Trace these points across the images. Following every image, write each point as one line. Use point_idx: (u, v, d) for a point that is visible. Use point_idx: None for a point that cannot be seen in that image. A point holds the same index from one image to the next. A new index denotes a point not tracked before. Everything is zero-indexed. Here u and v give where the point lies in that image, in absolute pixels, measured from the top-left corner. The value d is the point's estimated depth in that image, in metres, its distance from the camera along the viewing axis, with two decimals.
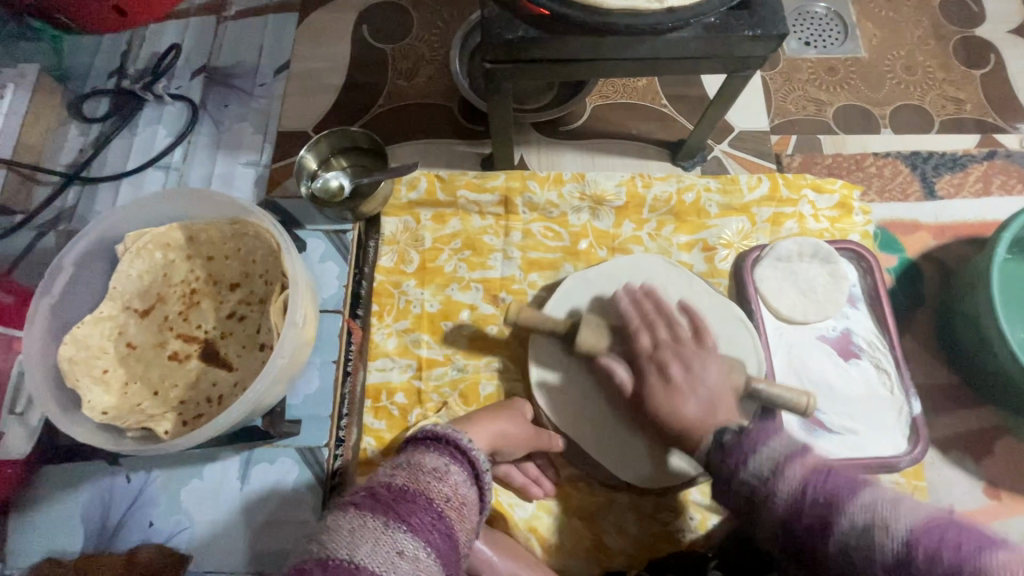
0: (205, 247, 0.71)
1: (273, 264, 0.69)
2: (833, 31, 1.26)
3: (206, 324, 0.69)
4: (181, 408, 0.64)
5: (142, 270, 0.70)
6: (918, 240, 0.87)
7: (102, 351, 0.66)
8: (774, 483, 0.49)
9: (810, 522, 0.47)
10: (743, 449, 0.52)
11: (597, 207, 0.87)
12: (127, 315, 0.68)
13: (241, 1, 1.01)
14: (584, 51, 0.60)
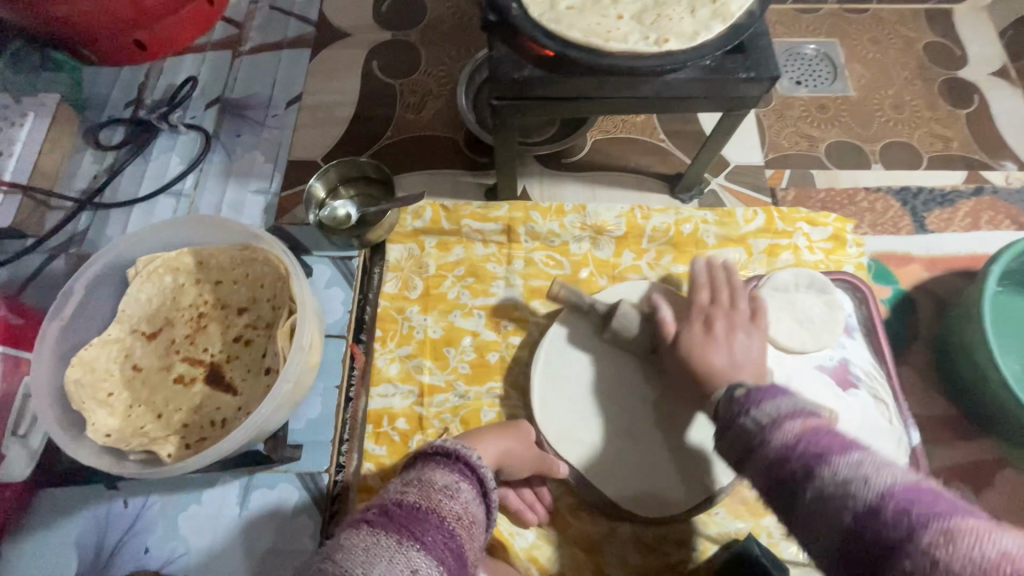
0: (214, 271, 0.72)
1: (281, 289, 0.70)
2: (823, 71, 1.31)
3: (212, 347, 0.69)
4: (185, 431, 0.65)
5: (151, 294, 0.71)
6: (911, 272, 0.89)
7: (107, 374, 0.67)
8: (772, 431, 0.50)
9: (797, 467, 0.46)
10: (746, 405, 0.54)
11: (598, 237, 0.89)
12: (135, 337, 0.69)
13: (256, 37, 1.06)
14: (586, 90, 0.63)
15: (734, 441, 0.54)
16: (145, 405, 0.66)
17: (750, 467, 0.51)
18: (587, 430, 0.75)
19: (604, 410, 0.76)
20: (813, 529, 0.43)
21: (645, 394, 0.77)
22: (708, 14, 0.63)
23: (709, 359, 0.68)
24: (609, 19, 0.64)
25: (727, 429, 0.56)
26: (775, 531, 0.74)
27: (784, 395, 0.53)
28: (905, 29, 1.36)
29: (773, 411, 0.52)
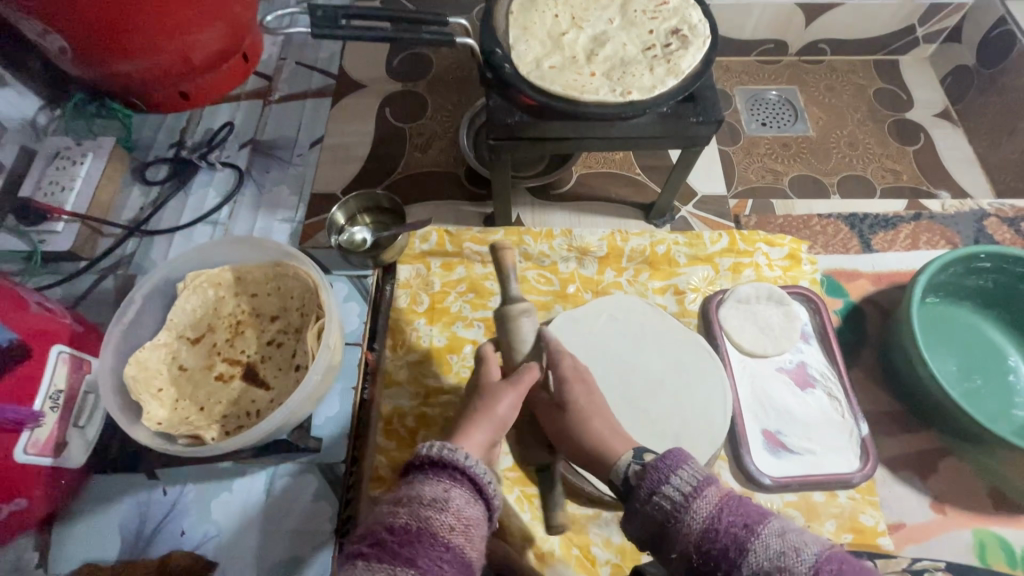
0: (250, 285, 0.84)
1: (308, 299, 0.82)
2: (785, 114, 1.47)
3: (248, 349, 0.80)
4: (224, 420, 0.75)
5: (196, 304, 0.82)
6: (859, 286, 1.02)
7: (158, 372, 0.77)
8: (692, 501, 0.53)
9: (726, 542, 0.50)
10: (656, 479, 0.56)
11: (583, 257, 1.02)
12: (181, 341, 0.80)
13: (284, 89, 1.21)
14: (565, 132, 0.77)
15: (645, 519, 0.56)
16: (189, 399, 0.76)
17: (667, 543, 0.54)
18: None
19: None
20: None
21: (625, 393, 0.88)
22: (666, 70, 0.77)
23: (589, 425, 0.71)
24: (584, 76, 0.78)
25: (640, 499, 0.57)
26: None
27: (688, 462, 0.56)
28: (856, 77, 1.53)
29: (691, 479, 0.55)
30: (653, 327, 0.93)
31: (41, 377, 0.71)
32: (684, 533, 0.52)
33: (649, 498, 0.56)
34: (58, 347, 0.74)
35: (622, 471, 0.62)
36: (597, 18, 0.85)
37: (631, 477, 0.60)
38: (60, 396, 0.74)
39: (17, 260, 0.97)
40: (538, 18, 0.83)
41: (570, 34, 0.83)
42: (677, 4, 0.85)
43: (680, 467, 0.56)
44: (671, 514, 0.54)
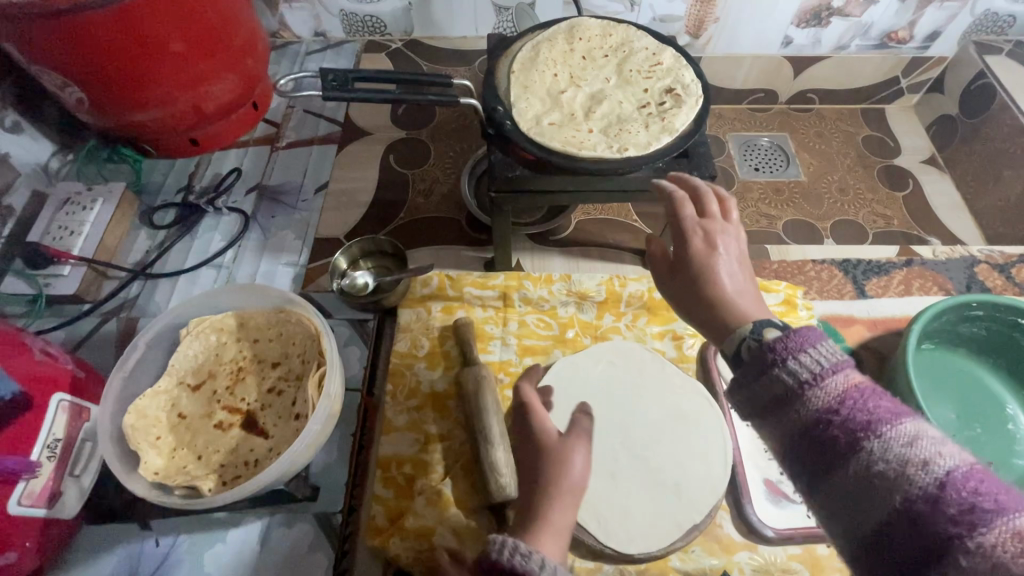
0: (253, 331, 0.85)
1: (310, 346, 0.82)
2: (777, 159, 1.51)
3: (248, 397, 0.80)
4: (221, 470, 0.74)
5: (197, 350, 0.83)
6: (855, 332, 1.03)
7: (156, 420, 0.77)
8: (811, 387, 0.46)
9: (837, 432, 0.45)
10: (782, 352, 0.49)
11: (582, 302, 1.03)
12: (182, 388, 0.81)
13: (291, 135, 1.25)
14: (565, 186, 0.80)
15: (751, 395, 0.50)
16: (187, 447, 0.76)
17: (774, 421, 0.49)
18: None
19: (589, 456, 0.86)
20: (842, 499, 0.45)
21: (625, 440, 0.87)
22: (661, 126, 0.81)
23: (714, 277, 0.61)
24: (582, 132, 0.82)
25: (753, 373, 0.50)
26: (746, 566, 0.81)
27: (816, 345, 0.48)
28: (845, 124, 1.58)
29: (816, 363, 0.47)
30: (652, 372, 0.94)
31: (41, 425, 0.71)
32: (793, 417, 0.47)
33: (762, 376, 0.49)
34: (59, 395, 0.74)
35: (735, 341, 0.55)
36: (594, 76, 0.89)
37: (745, 349, 0.52)
38: (57, 445, 0.73)
39: (22, 303, 0.98)
40: (538, 76, 0.87)
41: (567, 92, 0.87)
42: (670, 64, 0.89)
43: (810, 347, 0.48)
44: (784, 395, 0.48)
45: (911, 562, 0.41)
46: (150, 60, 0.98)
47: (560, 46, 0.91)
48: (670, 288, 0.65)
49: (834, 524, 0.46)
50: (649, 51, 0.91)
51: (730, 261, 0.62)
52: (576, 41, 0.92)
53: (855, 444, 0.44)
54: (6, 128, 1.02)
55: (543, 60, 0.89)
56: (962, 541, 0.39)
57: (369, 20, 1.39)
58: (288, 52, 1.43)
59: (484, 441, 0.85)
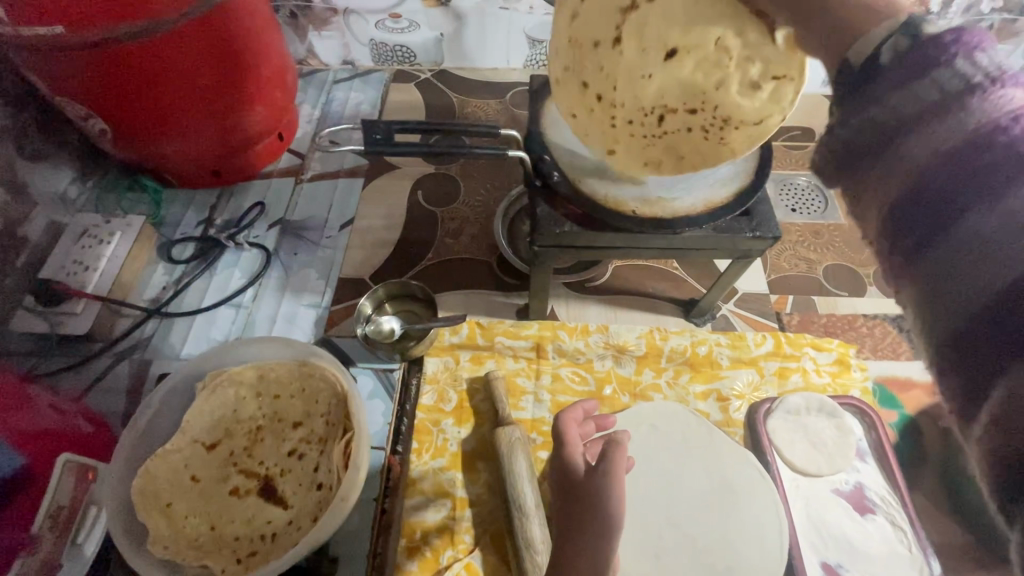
0: (274, 385, 0.79)
1: (335, 406, 0.77)
2: (815, 202, 1.44)
3: (268, 460, 0.75)
4: (236, 545, 0.68)
5: (214, 406, 0.77)
6: (914, 398, 0.96)
7: (168, 484, 0.71)
8: (984, 87, 0.32)
9: (995, 141, 0.31)
10: (964, 41, 0.34)
11: (620, 355, 0.97)
12: (195, 447, 0.74)
13: (316, 167, 1.21)
14: (615, 242, 0.74)
15: (884, 112, 0.35)
16: (199, 515, 0.70)
17: (908, 146, 0.34)
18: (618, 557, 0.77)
19: (631, 534, 0.79)
20: (949, 262, 0.32)
21: (670, 515, 0.81)
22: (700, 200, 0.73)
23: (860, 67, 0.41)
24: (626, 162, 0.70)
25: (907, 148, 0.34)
26: None
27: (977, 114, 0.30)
28: None
29: (995, 64, 0.33)
30: (698, 440, 0.87)
31: (43, 495, 0.66)
32: (926, 139, 0.33)
33: (916, 80, 0.34)
34: (64, 456, 0.69)
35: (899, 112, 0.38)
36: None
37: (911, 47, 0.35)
38: (60, 513, 0.67)
39: (33, 342, 0.94)
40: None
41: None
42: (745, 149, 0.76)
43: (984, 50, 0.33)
44: (923, 142, 0.33)
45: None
46: (180, 92, 0.95)
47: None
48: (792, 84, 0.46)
49: (923, 312, 0.34)
50: None
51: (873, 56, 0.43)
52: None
53: (1003, 180, 0.30)
54: (25, 157, 0.99)
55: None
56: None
57: (398, 49, 1.36)
58: (314, 79, 1.40)
59: (518, 512, 0.78)
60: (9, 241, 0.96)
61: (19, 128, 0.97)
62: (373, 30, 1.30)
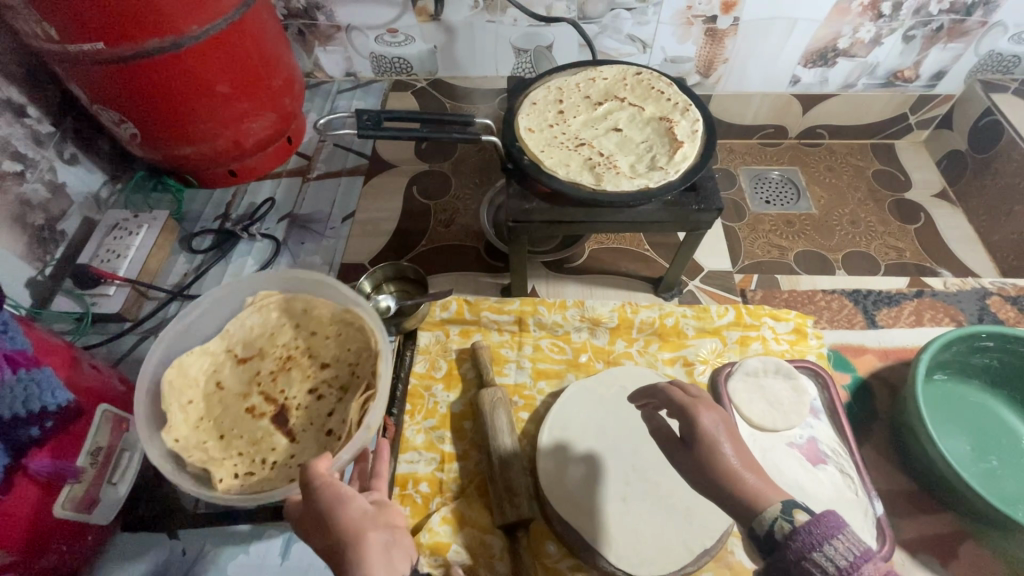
0: (312, 324, 0.89)
1: (364, 361, 0.86)
2: (788, 193, 1.53)
3: (289, 391, 0.84)
4: (238, 460, 0.78)
5: (256, 323, 0.89)
6: (867, 361, 1.05)
7: (195, 382, 0.83)
8: None
9: None
10: (808, 542, 0.52)
11: (595, 327, 1.06)
12: (230, 356, 0.87)
13: (322, 167, 1.33)
14: (578, 216, 0.84)
15: None
16: (218, 420, 0.81)
17: None
18: (587, 496, 0.87)
19: (603, 478, 0.88)
20: None
21: (635, 464, 0.90)
22: (646, 182, 0.82)
23: (720, 453, 0.61)
24: (574, 156, 0.88)
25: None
26: None
27: (844, 532, 0.51)
28: (855, 159, 1.61)
29: (846, 552, 0.50)
30: None
31: (85, 435, 0.75)
32: None
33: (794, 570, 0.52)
34: (103, 405, 0.79)
35: (767, 524, 0.54)
36: (622, 107, 0.96)
37: (776, 532, 0.54)
38: (99, 453, 0.78)
39: (68, 320, 1.06)
40: (571, 92, 0.97)
41: (589, 115, 0.95)
42: (678, 103, 0.94)
43: (836, 536, 0.51)
44: None
45: None
46: (199, 100, 1.07)
47: (613, 74, 1.00)
48: (684, 465, 0.64)
49: None
50: (667, 90, 0.96)
51: (722, 432, 0.63)
52: (631, 77, 0.99)
53: None
54: (64, 160, 1.12)
55: (585, 83, 0.99)
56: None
57: (397, 61, 1.49)
58: (320, 91, 1.53)
59: (498, 460, 0.88)
60: (49, 234, 1.09)
61: (59, 135, 1.11)
62: (372, 44, 1.44)
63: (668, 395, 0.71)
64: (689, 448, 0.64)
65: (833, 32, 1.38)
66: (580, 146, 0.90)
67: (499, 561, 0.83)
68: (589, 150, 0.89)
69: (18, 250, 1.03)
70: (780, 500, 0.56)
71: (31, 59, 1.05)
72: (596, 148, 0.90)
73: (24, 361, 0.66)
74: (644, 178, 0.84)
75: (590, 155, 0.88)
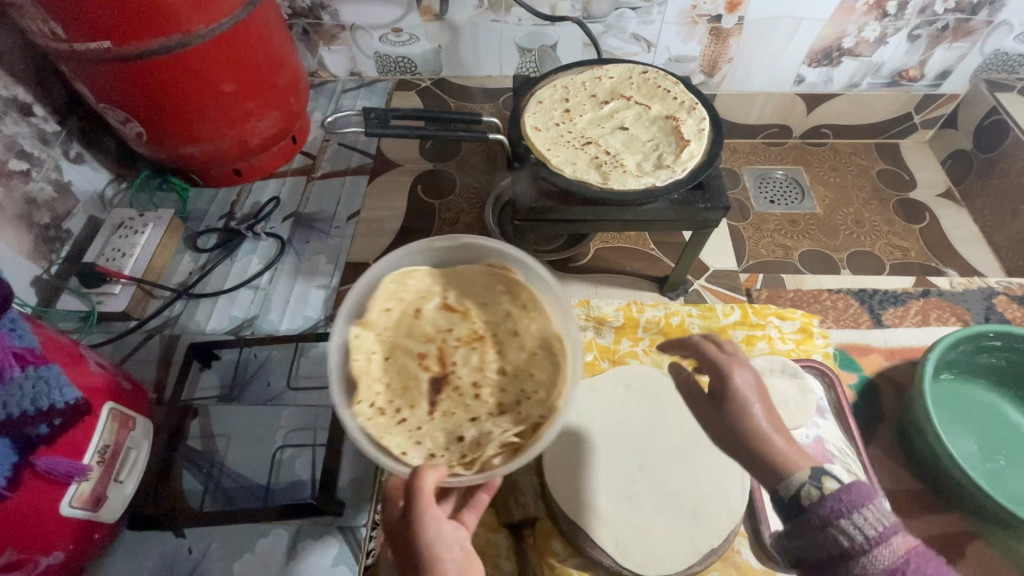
0: (518, 327, 0.76)
1: (537, 402, 0.71)
2: (792, 192, 1.53)
3: (461, 371, 0.73)
4: (378, 392, 0.71)
5: (499, 294, 0.79)
6: (873, 361, 1.05)
7: (402, 298, 0.78)
8: (875, 548, 0.50)
9: None
10: (837, 508, 0.52)
11: (600, 326, 1.06)
12: (442, 296, 0.79)
13: (326, 166, 1.33)
14: (585, 214, 0.84)
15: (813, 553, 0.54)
16: (390, 340, 0.75)
17: None
18: (594, 495, 0.86)
19: (609, 478, 0.88)
20: None
21: (641, 464, 0.89)
22: (653, 181, 0.82)
23: (750, 414, 0.65)
24: (580, 154, 0.88)
25: (812, 536, 0.54)
26: None
27: (874, 503, 0.52)
28: (859, 159, 1.61)
29: (874, 523, 0.51)
30: (669, 399, 0.95)
31: (92, 432, 0.75)
32: None
33: (826, 532, 0.53)
34: (109, 404, 0.79)
35: (793, 488, 0.56)
36: (629, 106, 0.96)
37: (804, 496, 0.55)
38: (106, 451, 0.78)
39: (75, 319, 1.06)
40: (577, 91, 0.97)
41: (595, 114, 0.95)
42: (684, 102, 0.93)
43: (864, 506, 0.52)
44: None
45: None
46: (204, 99, 1.07)
47: (619, 73, 1.00)
48: (711, 419, 0.68)
49: None
50: (673, 89, 0.96)
51: (753, 394, 0.67)
52: (637, 75, 0.99)
53: None
54: (70, 159, 1.12)
55: (591, 82, 0.99)
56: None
57: (401, 61, 1.49)
58: (324, 90, 1.53)
59: None
60: (55, 233, 1.09)
61: (65, 134, 1.11)
62: (377, 43, 1.44)
63: (703, 351, 0.74)
64: (720, 405, 0.67)
65: (837, 32, 1.38)
66: (586, 145, 0.90)
67: (505, 560, 0.84)
68: (595, 149, 0.89)
69: (24, 249, 1.03)
70: (809, 468, 0.58)
71: (38, 58, 1.05)
72: (603, 148, 0.90)
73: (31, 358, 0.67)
74: (651, 176, 0.84)
75: (596, 154, 0.88)
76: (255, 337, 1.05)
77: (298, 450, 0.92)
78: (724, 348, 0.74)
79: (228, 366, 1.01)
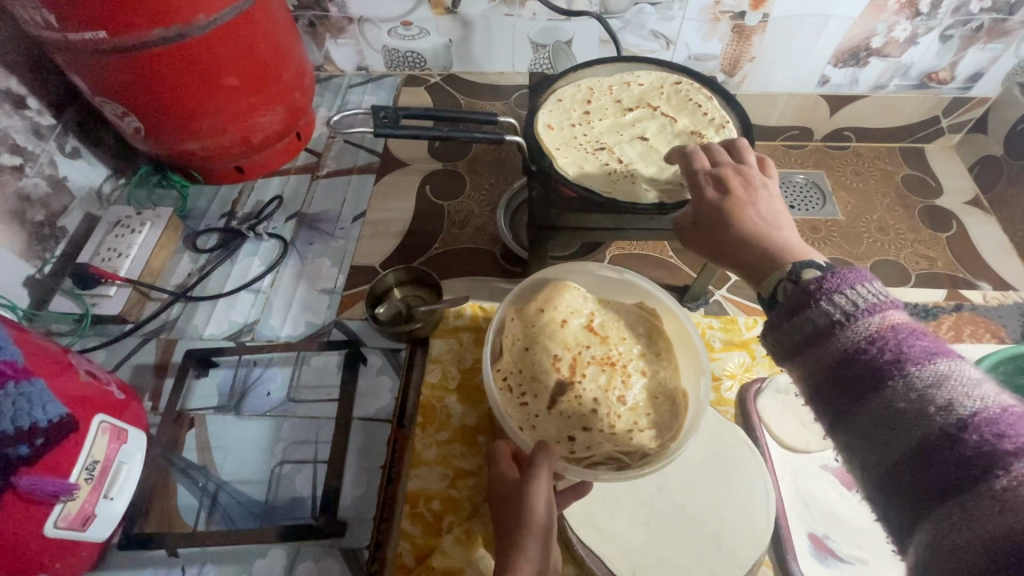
0: (648, 372, 0.83)
1: (644, 445, 0.76)
2: (813, 197, 1.47)
3: (589, 387, 0.80)
4: (511, 373, 0.81)
5: (639, 330, 0.87)
6: None
7: (551, 302, 0.86)
8: (847, 322, 0.44)
9: (874, 356, 0.42)
10: (824, 285, 0.47)
11: None
12: (589, 318, 0.86)
13: (332, 164, 1.29)
14: (605, 223, 0.79)
15: (784, 338, 0.49)
16: (535, 335, 0.84)
17: (804, 361, 0.47)
18: (608, 518, 0.82)
19: (628, 500, 0.83)
20: (860, 437, 0.43)
21: (661, 486, 0.84)
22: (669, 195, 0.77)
23: (744, 214, 0.61)
24: (591, 159, 0.84)
25: (788, 313, 0.49)
26: None
27: (866, 284, 0.45)
28: (882, 163, 1.54)
29: (857, 300, 0.45)
30: None
31: (81, 447, 0.71)
32: (814, 358, 0.46)
33: (797, 314, 0.48)
34: (99, 416, 0.75)
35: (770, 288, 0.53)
36: (653, 116, 0.90)
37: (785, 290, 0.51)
38: (95, 467, 0.73)
39: (68, 322, 1.02)
40: (601, 95, 0.93)
41: (615, 120, 0.91)
42: (714, 118, 0.87)
43: (856, 285, 0.45)
44: (813, 363, 0.46)
45: (921, 501, 0.39)
46: (207, 93, 1.03)
47: (651, 81, 0.96)
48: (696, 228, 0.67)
49: (858, 465, 0.44)
50: (705, 105, 0.90)
51: (757, 204, 0.62)
52: (669, 85, 0.94)
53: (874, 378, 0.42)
54: (65, 154, 1.08)
55: (619, 87, 0.95)
56: (978, 484, 0.36)
57: (410, 55, 1.44)
58: (330, 85, 1.48)
59: None
60: (50, 231, 1.04)
61: (61, 127, 1.06)
62: (385, 37, 1.39)
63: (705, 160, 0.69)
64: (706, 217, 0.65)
65: (866, 31, 1.32)
66: (601, 151, 0.85)
67: None
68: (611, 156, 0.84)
69: (16, 248, 0.99)
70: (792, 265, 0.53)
71: (32, 48, 1.00)
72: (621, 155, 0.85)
73: (11, 373, 0.65)
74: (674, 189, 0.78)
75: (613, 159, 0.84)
76: (256, 343, 1.01)
77: (298, 465, 0.88)
78: (745, 161, 0.68)
79: (227, 374, 0.97)
